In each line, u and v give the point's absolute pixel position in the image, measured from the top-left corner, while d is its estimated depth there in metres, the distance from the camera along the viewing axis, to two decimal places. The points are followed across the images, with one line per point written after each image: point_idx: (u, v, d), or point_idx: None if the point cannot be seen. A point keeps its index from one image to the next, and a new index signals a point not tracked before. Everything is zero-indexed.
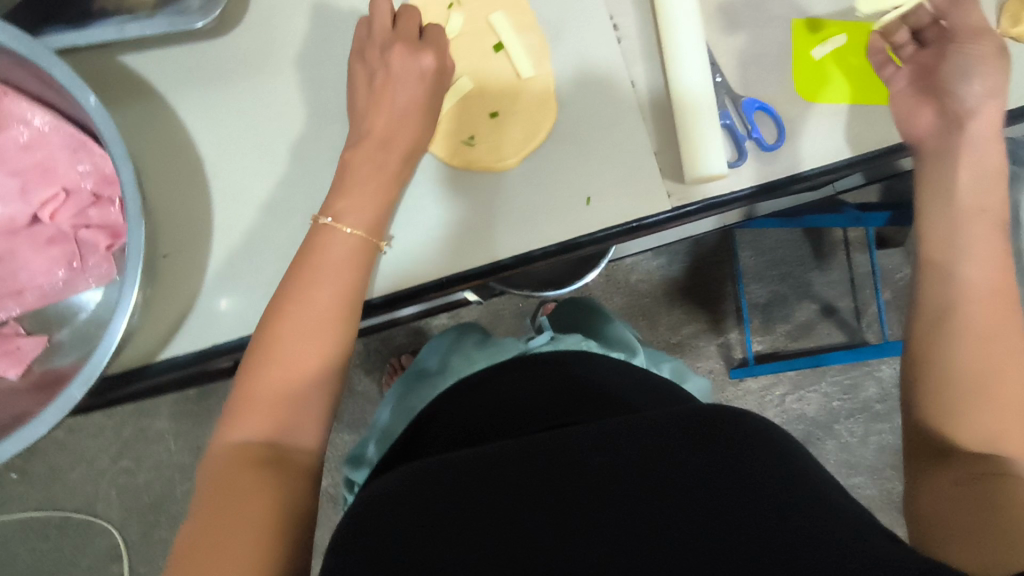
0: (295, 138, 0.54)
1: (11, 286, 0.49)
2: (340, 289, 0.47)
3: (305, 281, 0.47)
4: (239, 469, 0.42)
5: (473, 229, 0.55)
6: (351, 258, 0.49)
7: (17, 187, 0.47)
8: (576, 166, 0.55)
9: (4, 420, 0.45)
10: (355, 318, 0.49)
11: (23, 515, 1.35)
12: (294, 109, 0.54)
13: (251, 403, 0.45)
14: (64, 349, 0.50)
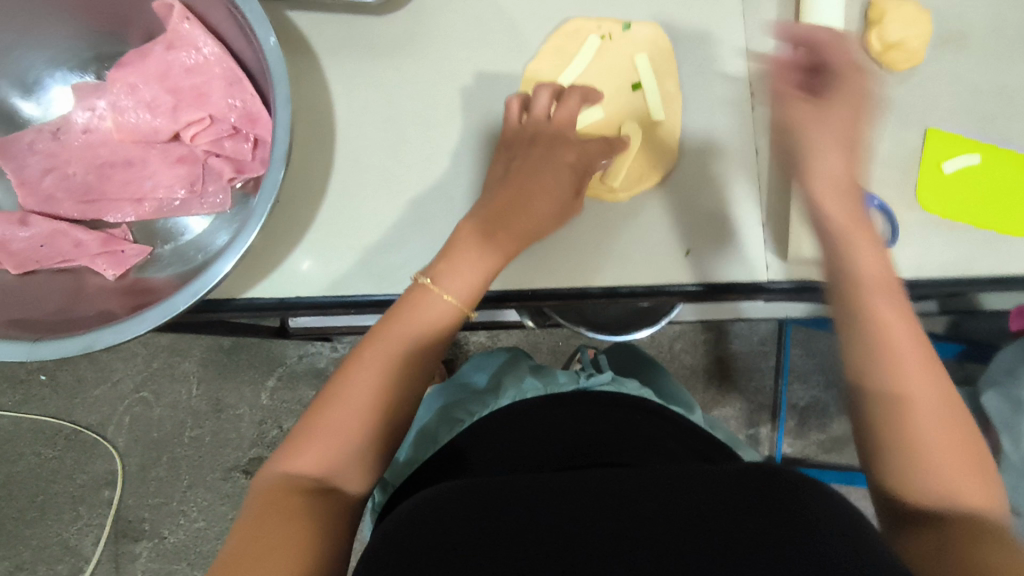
0: (423, 124, 0.56)
1: (133, 192, 0.52)
2: (420, 335, 0.51)
3: (390, 326, 0.51)
4: (285, 498, 0.45)
5: (563, 252, 0.55)
6: (436, 313, 0.51)
7: (169, 104, 0.51)
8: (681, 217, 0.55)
9: (94, 313, 0.47)
10: (424, 364, 0.51)
11: (37, 418, 1.38)
12: (428, 99, 0.56)
13: (305, 442, 0.48)
14: (161, 264, 0.52)
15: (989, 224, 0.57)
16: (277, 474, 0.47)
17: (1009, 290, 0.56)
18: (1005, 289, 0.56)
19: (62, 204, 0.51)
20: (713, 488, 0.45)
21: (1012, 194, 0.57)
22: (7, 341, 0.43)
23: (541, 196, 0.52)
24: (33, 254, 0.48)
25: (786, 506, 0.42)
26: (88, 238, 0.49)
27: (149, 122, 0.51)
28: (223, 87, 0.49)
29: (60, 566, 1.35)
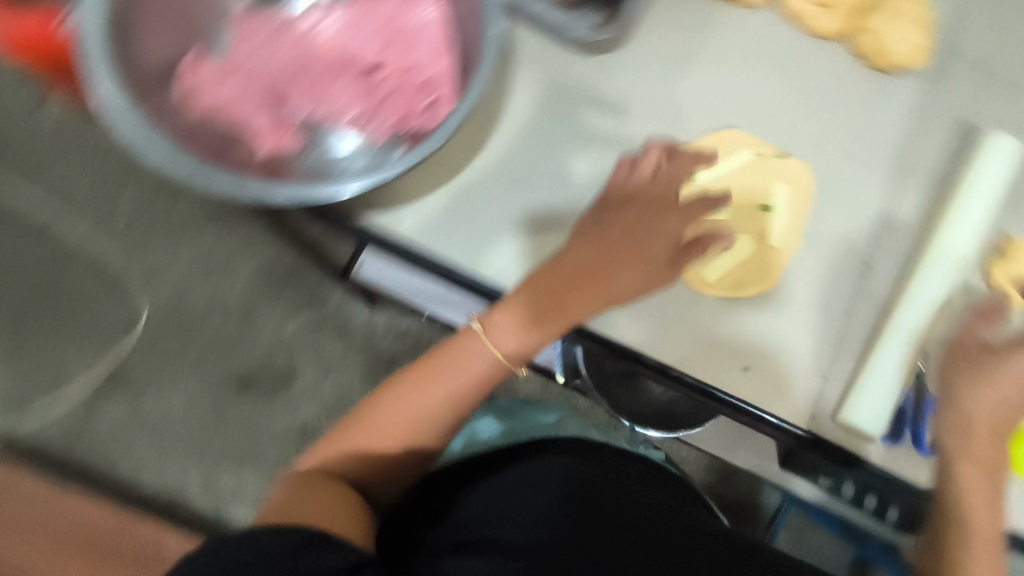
0: (567, 155, 0.64)
1: (314, 94, 0.61)
2: (461, 384, 0.60)
3: (438, 370, 0.60)
4: (313, 488, 0.57)
5: (641, 318, 0.61)
6: (466, 383, 0.60)
7: (379, 43, 0.61)
8: (754, 338, 0.61)
9: (233, 157, 0.57)
10: (463, 407, 0.61)
11: (95, 248, 1.46)
12: (583, 137, 0.64)
13: (327, 452, 0.61)
14: (304, 161, 0.60)
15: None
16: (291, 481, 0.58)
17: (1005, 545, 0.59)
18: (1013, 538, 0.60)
19: (259, 78, 0.61)
20: None
21: None
22: (180, 154, 0.53)
23: (603, 299, 0.57)
24: (218, 101, 0.60)
25: None
26: (262, 112, 0.60)
27: (359, 50, 0.62)
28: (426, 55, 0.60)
29: (43, 378, 1.41)
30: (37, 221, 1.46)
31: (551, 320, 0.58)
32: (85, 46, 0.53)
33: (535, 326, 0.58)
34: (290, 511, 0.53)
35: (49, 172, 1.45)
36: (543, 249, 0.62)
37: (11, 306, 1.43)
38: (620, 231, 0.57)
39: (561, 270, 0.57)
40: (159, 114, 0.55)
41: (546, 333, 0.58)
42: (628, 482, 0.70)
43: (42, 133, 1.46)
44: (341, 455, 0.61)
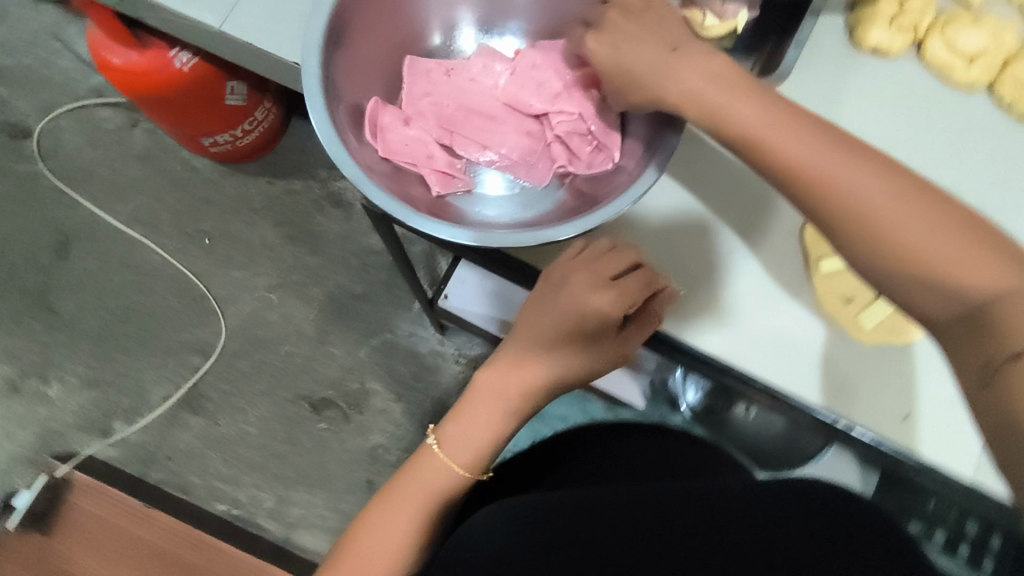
0: (727, 205, 0.74)
1: (483, 139, 0.71)
2: (427, 490, 0.69)
3: (389, 508, 0.68)
4: None
5: (801, 363, 0.71)
6: (427, 493, 0.69)
7: (551, 96, 0.70)
8: (894, 390, 0.71)
9: (417, 199, 0.64)
10: (439, 483, 0.69)
11: (178, 268, 1.51)
12: (743, 185, 0.75)
13: None
14: (476, 203, 0.69)
15: None
16: None
17: None
18: None
19: (431, 121, 0.71)
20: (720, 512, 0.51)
21: None
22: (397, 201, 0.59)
23: (499, 398, 0.71)
24: (400, 145, 0.67)
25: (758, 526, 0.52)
26: (437, 156, 0.68)
27: (526, 98, 0.71)
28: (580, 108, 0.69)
29: (124, 400, 1.45)
30: (124, 247, 1.52)
31: (490, 419, 0.71)
32: (306, 85, 0.61)
33: (468, 444, 0.71)
34: None
35: (139, 200, 1.54)
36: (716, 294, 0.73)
37: (97, 328, 1.48)
38: (568, 289, 0.66)
39: (491, 375, 0.71)
40: (360, 152, 0.62)
41: (477, 433, 0.71)
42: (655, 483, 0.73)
43: (136, 161, 1.56)
44: None
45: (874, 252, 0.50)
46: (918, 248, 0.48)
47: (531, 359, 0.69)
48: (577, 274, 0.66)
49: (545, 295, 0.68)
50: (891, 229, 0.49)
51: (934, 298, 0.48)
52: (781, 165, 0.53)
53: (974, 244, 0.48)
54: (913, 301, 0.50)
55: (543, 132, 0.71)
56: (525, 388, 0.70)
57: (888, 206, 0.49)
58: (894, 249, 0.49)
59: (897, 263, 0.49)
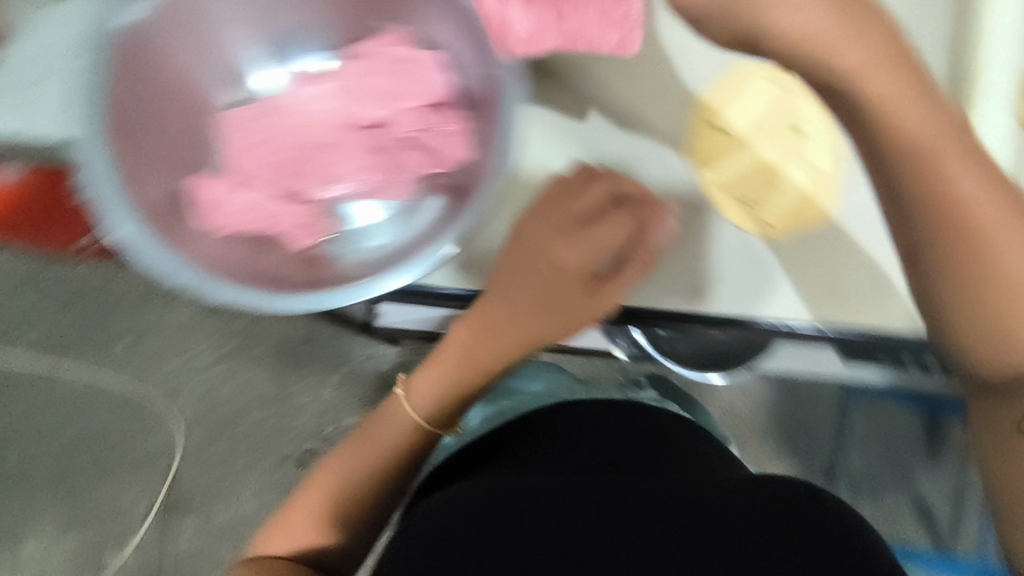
0: (592, 130, 0.62)
1: (331, 171, 0.56)
2: (358, 458, 0.64)
3: (322, 482, 0.64)
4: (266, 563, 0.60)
5: (708, 276, 0.61)
6: (362, 446, 0.64)
7: (385, 89, 0.56)
8: (828, 265, 0.61)
9: (281, 274, 0.54)
10: (369, 460, 0.64)
11: (111, 381, 1.43)
12: (601, 97, 0.61)
13: (272, 534, 0.63)
14: (343, 240, 0.57)
15: None
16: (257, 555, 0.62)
17: None
18: None
19: (264, 173, 0.56)
20: (720, 517, 0.52)
21: None
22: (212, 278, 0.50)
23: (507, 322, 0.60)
24: (240, 216, 0.55)
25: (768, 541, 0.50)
26: (284, 209, 0.56)
27: (360, 109, 0.56)
28: (422, 102, 0.56)
29: (111, 530, 1.39)
30: (45, 380, 1.43)
31: (457, 386, 0.63)
32: (97, 196, 0.49)
33: (467, 360, 0.62)
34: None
35: (41, 327, 1.44)
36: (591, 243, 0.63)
37: (52, 471, 1.40)
38: (544, 232, 0.57)
39: (488, 297, 0.60)
40: (186, 253, 0.51)
41: (496, 340, 0.61)
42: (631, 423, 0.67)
43: (23, 290, 1.44)
44: (280, 536, 0.63)
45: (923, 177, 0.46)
46: (987, 212, 0.46)
47: (508, 328, 0.61)
48: (539, 227, 0.57)
49: (514, 251, 0.58)
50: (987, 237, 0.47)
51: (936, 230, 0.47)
52: (835, 73, 0.45)
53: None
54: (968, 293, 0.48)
55: (388, 138, 0.56)
56: (493, 354, 0.62)
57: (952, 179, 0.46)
58: (977, 232, 0.46)
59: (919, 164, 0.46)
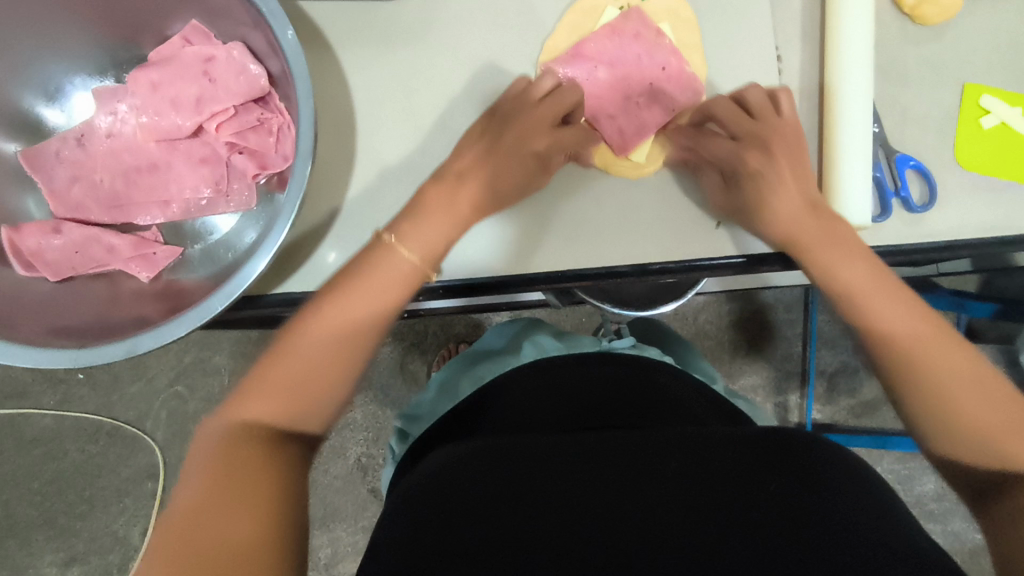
0: (436, 94, 0.55)
1: (161, 195, 0.52)
2: (314, 373, 0.46)
3: (298, 357, 0.46)
4: (235, 449, 0.43)
5: (583, 227, 0.54)
6: (334, 346, 0.46)
7: (195, 98, 0.50)
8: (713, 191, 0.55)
9: (130, 317, 0.47)
10: (322, 388, 0.46)
11: (41, 414, 1.18)
12: (434, 62, 0.55)
13: (257, 386, 0.45)
14: (192, 264, 0.52)
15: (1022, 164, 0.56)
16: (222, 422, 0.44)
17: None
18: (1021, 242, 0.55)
19: (92, 211, 0.52)
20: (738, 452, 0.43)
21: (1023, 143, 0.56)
22: (14, 344, 0.42)
23: (342, 344, 0.47)
24: (69, 261, 0.49)
25: (802, 470, 0.42)
26: (119, 242, 0.50)
27: (172, 121, 0.51)
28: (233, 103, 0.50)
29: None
30: (6, 430, 1.17)
31: (307, 390, 0.45)
32: None
33: (298, 398, 0.45)
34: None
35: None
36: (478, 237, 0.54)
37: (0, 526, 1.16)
38: (394, 293, 0.48)
39: (338, 312, 0.47)
40: (13, 318, 0.44)
41: (316, 376, 0.46)
42: (618, 358, 0.59)
43: None
44: (268, 392, 0.45)
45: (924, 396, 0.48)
46: (965, 378, 0.47)
47: (342, 345, 0.47)
48: (383, 295, 0.48)
49: (370, 288, 0.48)
50: (994, 428, 0.46)
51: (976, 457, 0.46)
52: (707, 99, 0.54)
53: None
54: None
55: (214, 147, 0.52)
56: (347, 363, 0.47)
57: (974, 385, 0.47)
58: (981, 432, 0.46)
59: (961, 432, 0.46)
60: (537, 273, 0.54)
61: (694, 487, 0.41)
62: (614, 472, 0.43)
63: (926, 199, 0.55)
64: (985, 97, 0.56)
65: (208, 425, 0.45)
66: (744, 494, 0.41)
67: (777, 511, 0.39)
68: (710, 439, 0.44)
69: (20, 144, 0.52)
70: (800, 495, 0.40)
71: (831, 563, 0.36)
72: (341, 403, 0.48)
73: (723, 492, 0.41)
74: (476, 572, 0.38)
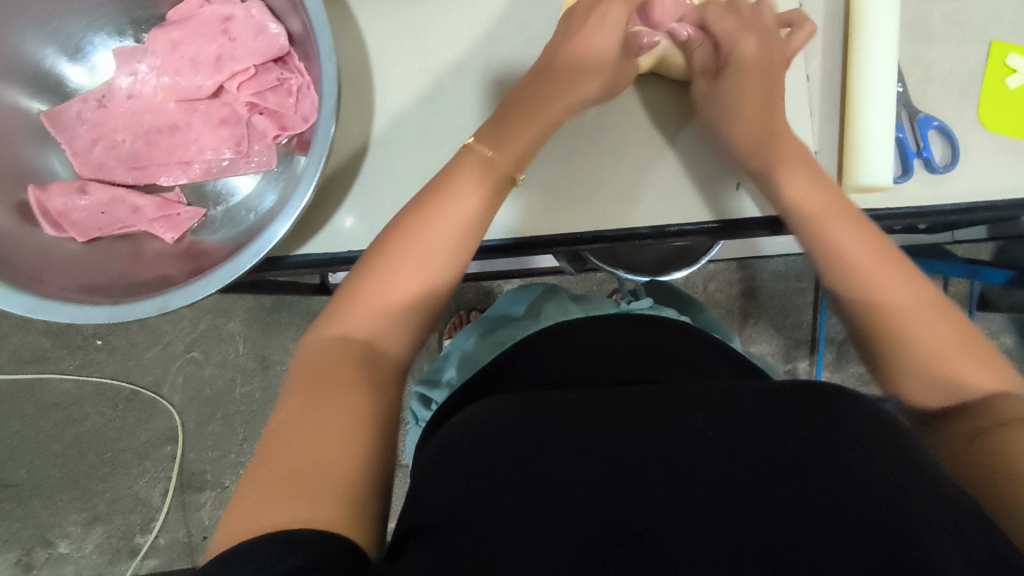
0: (454, 53, 0.55)
1: (181, 156, 0.52)
2: (408, 286, 0.45)
3: (396, 268, 0.45)
4: (334, 362, 0.42)
5: (605, 188, 0.54)
6: (425, 261, 0.46)
7: (213, 57, 0.50)
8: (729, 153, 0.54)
9: (157, 277, 0.48)
10: (417, 306, 0.46)
11: (60, 379, 1.20)
12: (451, 21, 0.55)
13: (350, 306, 0.45)
14: (214, 226, 0.52)
15: None
16: (322, 339, 0.44)
17: None
18: None
19: (115, 171, 0.52)
20: (763, 396, 0.42)
21: None
22: (46, 301, 0.43)
23: (427, 261, 0.46)
24: (95, 221, 0.49)
25: (833, 408, 0.40)
26: (143, 203, 0.50)
27: (191, 81, 0.51)
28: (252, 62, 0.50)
29: (138, 536, 1.19)
30: (28, 395, 1.20)
31: (399, 309, 0.45)
32: None
33: (391, 313, 0.45)
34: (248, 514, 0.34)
35: (14, 341, 1.20)
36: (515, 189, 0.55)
37: (23, 487, 1.19)
38: (476, 211, 0.47)
39: (420, 227, 0.46)
40: (44, 279, 0.45)
41: (405, 286, 0.45)
42: (635, 320, 0.61)
43: None
44: (363, 314, 0.44)
45: (874, 339, 0.45)
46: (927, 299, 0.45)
47: (437, 251, 0.46)
48: (467, 207, 0.47)
49: (458, 204, 0.47)
50: (937, 355, 0.42)
51: (927, 387, 0.42)
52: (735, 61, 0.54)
53: (976, 355, 0.43)
54: (981, 444, 0.38)
55: (234, 108, 0.52)
56: (437, 283, 0.46)
57: (923, 311, 0.44)
58: (929, 358, 0.43)
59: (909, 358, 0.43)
60: (556, 232, 0.54)
61: (728, 429, 0.40)
62: (646, 427, 0.41)
63: (949, 159, 0.54)
64: (1013, 57, 0.55)
65: (305, 342, 0.45)
66: (794, 443, 0.38)
67: (829, 466, 0.36)
68: (748, 395, 0.43)
69: (45, 104, 0.52)
70: (850, 448, 0.37)
71: (883, 489, 0.34)
72: (424, 327, 0.47)
73: (769, 442, 0.38)
74: (496, 521, 0.37)
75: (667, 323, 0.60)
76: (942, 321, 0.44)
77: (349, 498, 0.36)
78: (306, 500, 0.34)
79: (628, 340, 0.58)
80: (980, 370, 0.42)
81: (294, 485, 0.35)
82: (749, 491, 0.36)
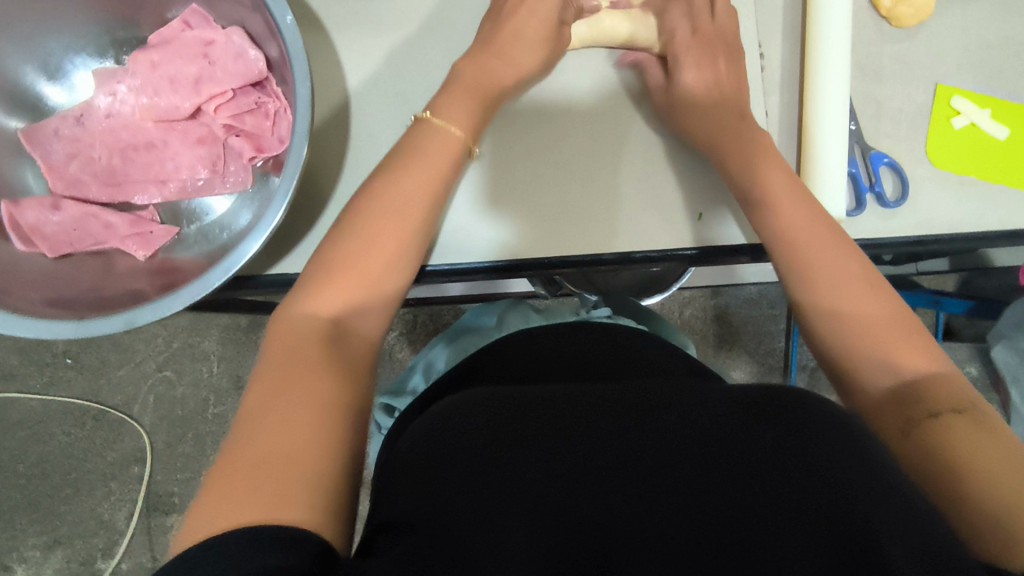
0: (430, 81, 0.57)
1: (157, 174, 0.53)
2: (382, 243, 0.47)
3: (368, 228, 0.47)
4: (303, 340, 0.42)
5: (573, 216, 0.56)
6: (398, 218, 0.48)
7: (192, 78, 0.52)
8: (691, 183, 0.57)
9: (128, 292, 0.48)
10: (391, 266, 0.47)
11: (26, 398, 1.18)
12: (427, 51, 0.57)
13: (324, 277, 0.45)
14: (187, 244, 0.53)
15: (993, 162, 0.58)
16: (297, 313, 0.44)
17: (989, 243, 0.57)
18: (993, 235, 0.57)
19: (90, 187, 0.53)
20: (727, 391, 0.41)
21: (993, 142, 0.58)
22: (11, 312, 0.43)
23: (405, 219, 0.48)
24: (67, 237, 0.50)
25: (796, 400, 0.39)
26: (117, 220, 0.51)
27: (170, 101, 0.52)
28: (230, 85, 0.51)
29: (100, 561, 1.15)
30: None
31: (371, 267, 0.46)
32: None
33: (362, 277, 0.46)
34: (217, 506, 0.33)
35: None
36: (480, 223, 0.56)
37: None
38: (437, 186, 0.50)
39: (378, 211, 0.47)
40: (12, 291, 0.45)
41: (380, 239, 0.47)
42: (599, 327, 0.61)
43: None
44: (334, 285, 0.45)
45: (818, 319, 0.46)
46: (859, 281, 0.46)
47: (407, 205, 0.48)
48: (433, 169, 0.50)
49: (426, 158, 0.50)
50: (873, 328, 0.44)
51: (874, 369, 0.43)
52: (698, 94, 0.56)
53: (911, 336, 0.44)
54: (924, 434, 0.39)
55: (211, 128, 0.53)
56: (408, 245, 0.48)
57: (863, 288, 0.46)
58: (858, 333, 0.44)
59: (847, 348, 0.44)
60: (523, 258, 0.55)
61: (695, 428, 0.38)
62: (622, 423, 0.40)
63: (901, 193, 0.57)
64: (957, 99, 0.59)
65: (278, 316, 0.45)
66: (763, 441, 0.36)
67: (800, 464, 0.35)
68: (712, 394, 0.41)
69: (22, 120, 0.53)
70: (819, 444, 0.36)
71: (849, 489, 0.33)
72: (392, 302, 0.48)
73: (737, 440, 0.37)
74: (464, 532, 0.35)
75: (629, 333, 0.61)
76: (879, 301, 0.45)
77: (311, 488, 0.35)
78: (269, 490, 0.34)
79: (593, 347, 0.58)
80: (911, 345, 0.43)
81: (260, 473, 0.35)
82: (720, 499, 0.35)
